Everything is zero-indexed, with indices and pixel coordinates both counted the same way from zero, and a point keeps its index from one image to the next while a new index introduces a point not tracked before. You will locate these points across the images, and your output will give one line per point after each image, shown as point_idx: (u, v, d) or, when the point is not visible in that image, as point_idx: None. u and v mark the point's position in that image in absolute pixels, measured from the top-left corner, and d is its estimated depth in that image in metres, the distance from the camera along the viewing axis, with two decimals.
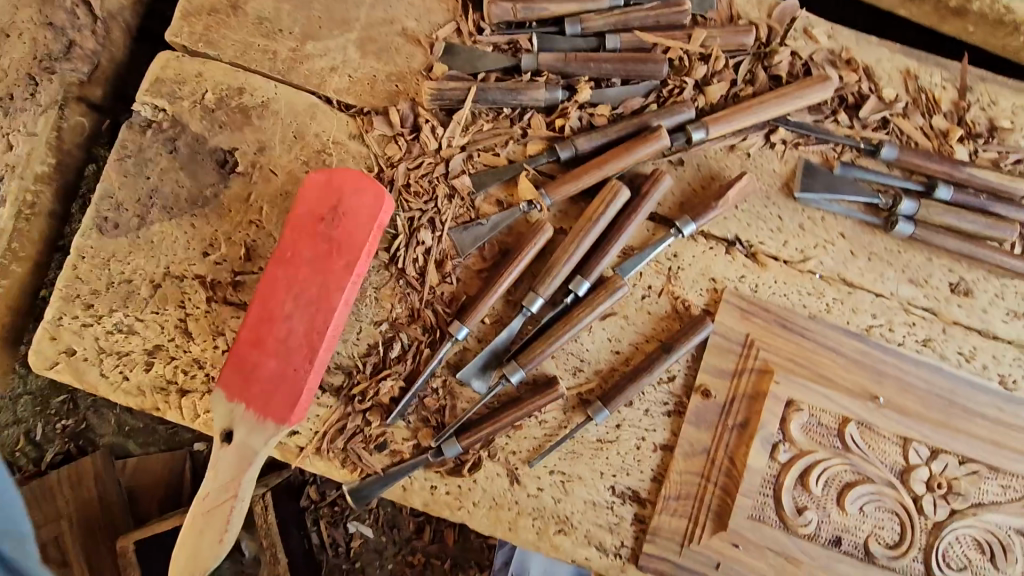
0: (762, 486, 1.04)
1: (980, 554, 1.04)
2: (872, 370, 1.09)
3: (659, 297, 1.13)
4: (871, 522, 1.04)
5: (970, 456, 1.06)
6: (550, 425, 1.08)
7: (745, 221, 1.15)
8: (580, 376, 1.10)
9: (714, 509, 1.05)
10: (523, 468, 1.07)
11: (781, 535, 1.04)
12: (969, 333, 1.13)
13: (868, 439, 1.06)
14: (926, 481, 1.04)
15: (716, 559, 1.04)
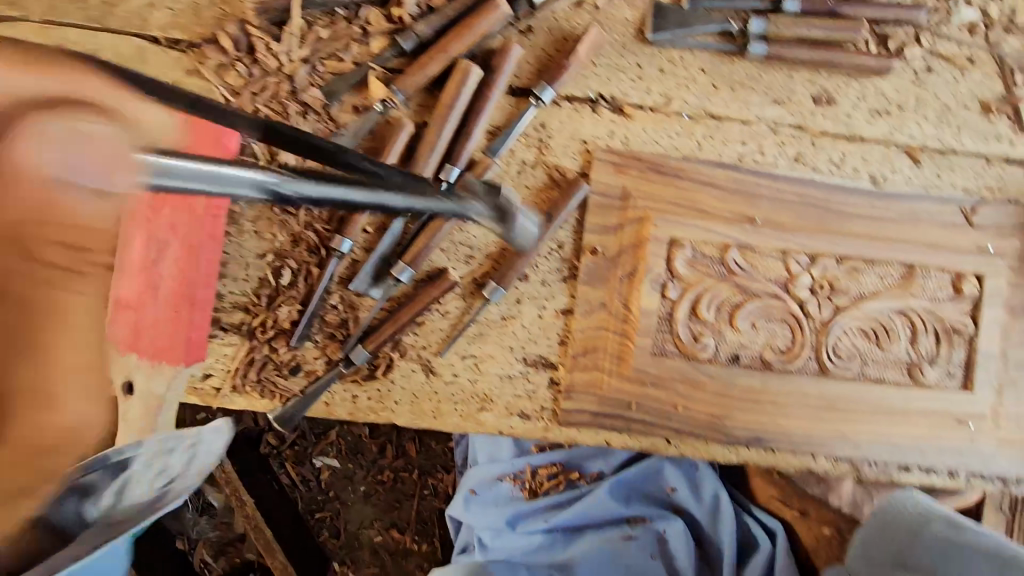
0: (659, 325, 1.10)
1: (867, 341, 1.12)
2: (748, 195, 1.12)
3: (534, 170, 1.13)
4: (764, 334, 1.11)
5: (846, 254, 1.12)
6: (453, 315, 1.12)
7: (605, 76, 1.13)
8: (472, 263, 1.12)
9: (619, 355, 1.11)
10: (436, 360, 1.12)
11: (684, 364, 1.11)
12: (837, 141, 1.15)
13: (750, 260, 1.11)
14: (809, 287, 1.11)
15: (630, 400, 1.12)
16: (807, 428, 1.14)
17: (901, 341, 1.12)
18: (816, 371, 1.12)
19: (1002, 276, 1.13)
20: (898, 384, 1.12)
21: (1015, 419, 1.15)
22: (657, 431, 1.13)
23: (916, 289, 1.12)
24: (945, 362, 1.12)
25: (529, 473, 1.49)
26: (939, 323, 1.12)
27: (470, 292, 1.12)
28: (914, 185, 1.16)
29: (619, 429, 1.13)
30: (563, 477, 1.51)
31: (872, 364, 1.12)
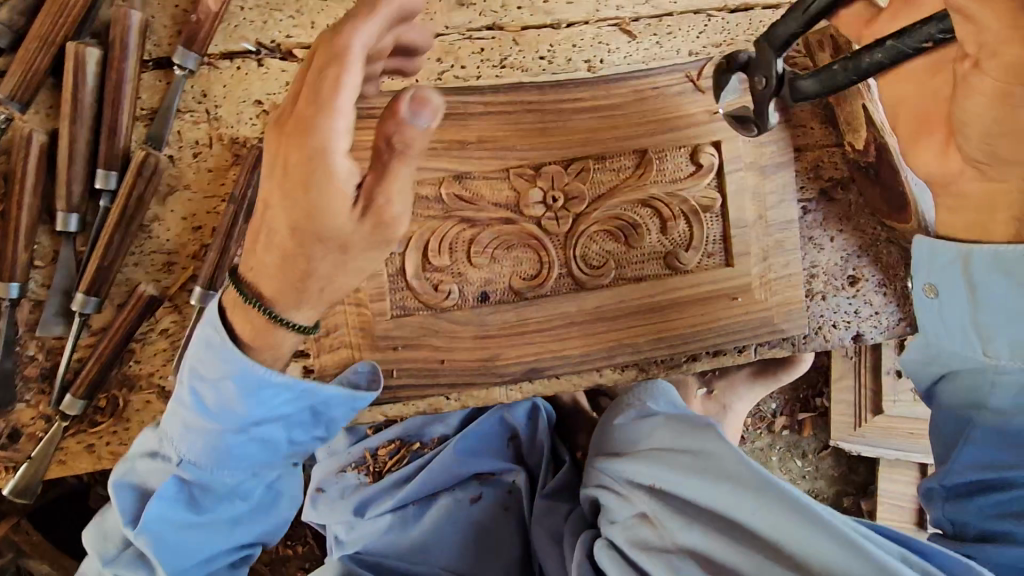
0: (393, 284, 1.01)
1: (615, 242, 1.05)
2: (455, 117, 1.01)
3: (211, 149, 0.99)
4: (508, 264, 1.03)
5: (573, 156, 1.02)
6: (171, 332, 1.02)
7: (258, 21, 0.97)
8: (174, 271, 1.00)
9: (360, 326, 1.02)
10: (169, 383, 1.02)
11: (433, 317, 1.03)
12: (541, 32, 1.03)
13: (472, 189, 1.01)
14: (542, 202, 1.03)
15: (389, 369, 1.04)
16: (579, 346, 1.08)
17: (650, 233, 1.05)
18: (573, 287, 1.05)
19: (739, 139, 1.06)
20: (658, 278, 1.06)
21: (785, 281, 1.11)
22: (431, 391, 1.07)
23: (654, 176, 1.04)
24: (700, 243, 1.06)
25: (369, 458, 1.34)
26: (685, 204, 1.05)
27: (183, 302, 1.01)
28: (634, 62, 1.05)
29: (389, 401, 1.06)
30: (405, 452, 1.35)
31: (626, 265, 1.05)
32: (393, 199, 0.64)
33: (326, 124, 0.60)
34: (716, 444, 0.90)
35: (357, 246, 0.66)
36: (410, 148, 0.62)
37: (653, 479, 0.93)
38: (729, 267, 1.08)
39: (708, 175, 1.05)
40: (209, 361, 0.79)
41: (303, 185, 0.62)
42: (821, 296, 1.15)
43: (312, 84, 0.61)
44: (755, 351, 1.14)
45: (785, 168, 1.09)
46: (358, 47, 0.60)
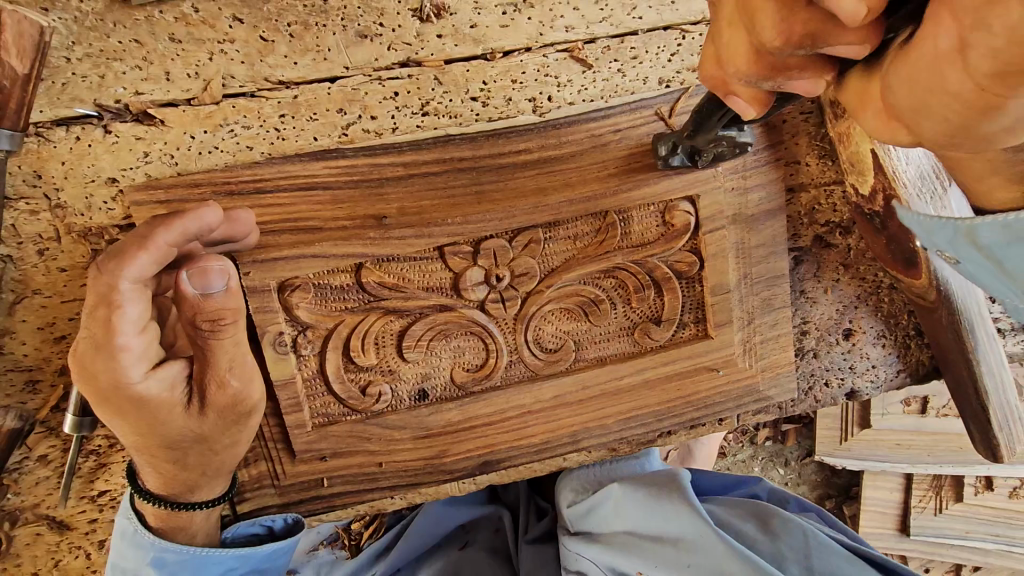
0: (310, 390, 0.85)
1: (575, 320, 0.89)
2: (369, 185, 0.80)
3: (61, 243, 0.79)
4: (447, 356, 0.87)
5: (518, 225, 0.84)
6: (51, 458, 0.86)
7: (93, 75, 0.75)
8: (40, 390, 0.83)
9: (278, 438, 0.87)
10: (60, 513, 0.88)
11: (362, 422, 0.87)
12: (470, 66, 0.81)
13: (396, 274, 0.83)
14: (484, 282, 0.85)
15: (319, 479, 0.90)
16: (538, 436, 0.94)
17: (615, 306, 0.89)
18: (527, 375, 0.90)
19: (719, 190, 0.87)
20: (624, 357, 0.91)
21: (772, 343, 0.97)
22: (370, 496, 0.93)
23: (618, 241, 0.86)
24: (673, 314, 0.90)
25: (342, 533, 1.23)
26: (655, 271, 0.88)
27: (59, 423, 0.85)
28: (589, 97, 0.84)
29: (324, 510, 0.93)
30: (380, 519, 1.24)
31: (587, 345, 0.90)
32: (227, 376, 0.75)
33: (114, 364, 0.69)
34: (683, 524, 0.95)
35: (214, 432, 0.77)
36: (221, 313, 0.71)
37: (636, 568, 0.96)
38: (708, 337, 0.93)
39: (683, 237, 0.87)
40: (129, 554, 0.81)
41: (121, 414, 0.72)
42: (812, 354, 1.01)
43: (99, 334, 0.68)
44: (738, 418, 1.01)
45: (774, 216, 0.91)
46: (129, 283, 0.68)
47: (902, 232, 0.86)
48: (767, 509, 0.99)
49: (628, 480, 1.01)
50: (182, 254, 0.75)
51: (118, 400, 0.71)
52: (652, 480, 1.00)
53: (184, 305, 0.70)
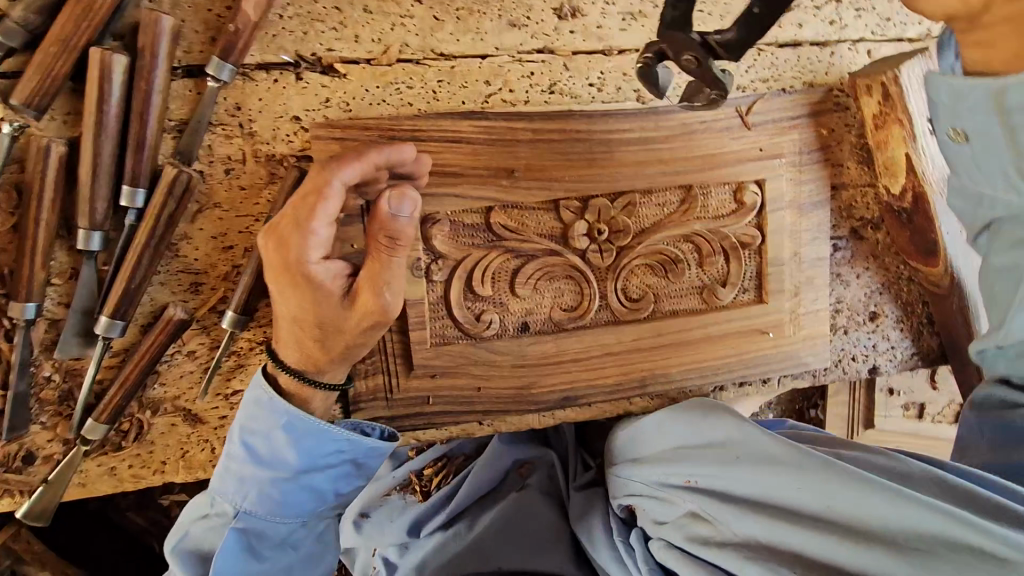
0: (433, 314, 0.99)
1: (656, 275, 1.05)
2: (504, 143, 0.98)
3: (244, 166, 0.94)
4: (549, 294, 1.02)
5: (620, 189, 1.01)
6: (199, 355, 0.97)
7: (299, 31, 0.91)
8: (201, 292, 0.95)
9: (398, 354, 1.00)
10: (197, 406, 0.99)
11: (472, 347, 1.01)
12: (592, 58, 1.01)
13: (518, 220, 0.99)
14: (587, 234, 1.01)
15: (426, 396, 1.03)
16: (613, 377, 1.08)
17: (690, 267, 1.06)
18: (612, 320, 1.05)
19: (780, 178, 1.06)
20: (694, 311, 1.08)
21: (813, 315, 1.14)
22: (465, 418, 1.06)
23: (698, 212, 1.04)
24: (737, 279, 1.08)
25: (413, 478, 1.38)
26: (725, 241, 1.06)
27: (211, 324, 0.97)
28: (683, 95, 1.04)
29: (423, 426, 1.05)
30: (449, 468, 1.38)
31: (664, 298, 1.06)
32: (385, 290, 0.83)
33: (303, 243, 0.79)
34: (727, 432, 0.97)
35: (352, 329, 0.84)
36: (400, 234, 0.81)
37: (687, 476, 0.98)
38: (762, 302, 1.10)
39: (751, 214, 1.06)
40: (262, 416, 0.88)
41: (293, 285, 0.81)
42: (843, 330, 1.18)
43: (301, 212, 0.79)
44: (778, 381, 1.17)
45: (821, 206, 1.11)
46: (340, 184, 0.79)
47: (925, 226, 1.06)
48: (814, 433, 1.00)
49: (671, 407, 1.07)
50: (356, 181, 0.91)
51: (292, 275, 0.81)
52: (682, 406, 1.07)
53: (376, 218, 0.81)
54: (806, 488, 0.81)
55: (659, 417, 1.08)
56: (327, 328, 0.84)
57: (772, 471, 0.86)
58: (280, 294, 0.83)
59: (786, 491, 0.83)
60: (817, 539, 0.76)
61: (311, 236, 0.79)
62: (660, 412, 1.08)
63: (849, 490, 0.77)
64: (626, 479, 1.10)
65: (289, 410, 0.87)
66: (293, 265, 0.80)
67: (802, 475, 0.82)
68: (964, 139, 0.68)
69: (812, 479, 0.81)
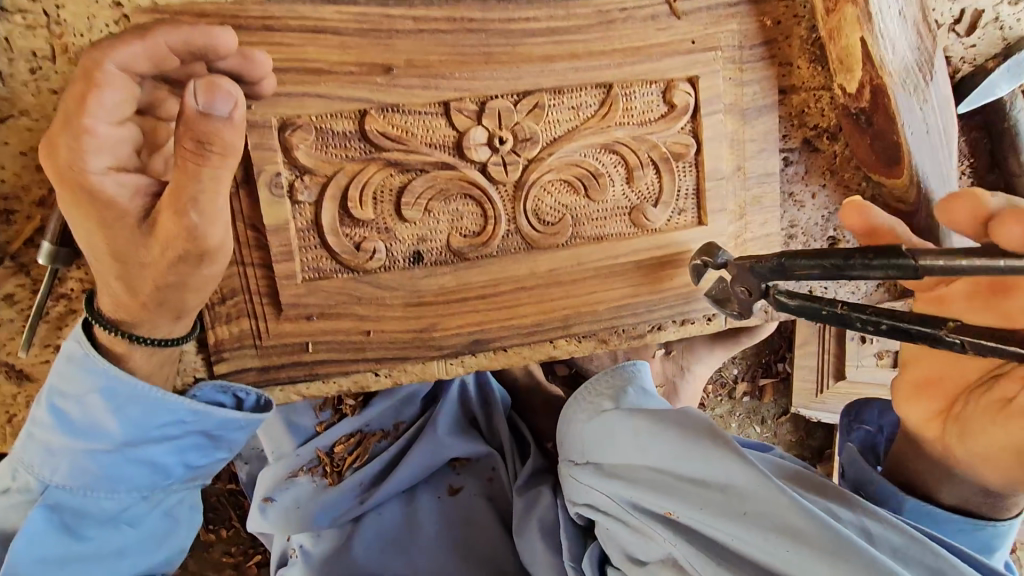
0: (302, 242, 0.83)
1: (573, 194, 0.89)
2: (377, 33, 0.79)
3: (55, 65, 0.76)
4: (444, 217, 0.86)
5: (525, 88, 0.84)
6: (18, 300, 0.81)
7: None
8: (15, 221, 0.79)
9: (265, 292, 0.84)
10: (22, 361, 0.82)
11: (354, 282, 0.85)
12: None
13: (400, 126, 0.82)
14: (486, 144, 0.85)
15: (304, 342, 0.87)
16: (529, 316, 0.93)
17: (614, 184, 0.90)
18: (524, 247, 0.90)
19: (716, 75, 0.90)
20: (620, 236, 0.92)
21: (761, 242, 0.99)
22: (355, 368, 0.90)
23: (620, 116, 0.88)
24: (670, 197, 0.92)
25: (323, 457, 1.21)
26: (654, 151, 0.90)
27: (32, 261, 0.80)
28: None
29: (305, 378, 0.89)
30: (365, 445, 1.23)
31: (585, 221, 0.91)
32: (190, 209, 0.65)
33: (76, 144, 0.65)
34: (713, 467, 0.81)
35: (165, 261, 0.69)
36: (213, 137, 0.62)
37: (667, 509, 0.82)
38: (701, 225, 0.95)
39: (683, 118, 0.90)
40: (73, 378, 0.76)
41: (75, 201, 0.67)
42: None
43: (71, 108, 0.65)
44: (725, 319, 1.03)
45: (767, 112, 0.95)
46: (115, 67, 0.64)
47: (886, 128, 0.90)
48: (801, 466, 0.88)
49: (651, 416, 0.88)
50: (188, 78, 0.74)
51: (72, 186, 0.66)
52: (665, 414, 0.88)
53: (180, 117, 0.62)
54: (810, 565, 0.72)
55: (633, 424, 0.89)
56: (127, 256, 0.69)
57: (777, 539, 0.74)
58: (69, 212, 0.69)
59: (790, 566, 0.73)
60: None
61: (87, 138, 0.65)
62: (637, 418, 0.89)
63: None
64: (585, 485, 0.93)
65: (107, 372, 0.76)
66: (71, 175, 0.66)
67: (803, 554, 0.73)
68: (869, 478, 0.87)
69: (840, 572, 0.71)
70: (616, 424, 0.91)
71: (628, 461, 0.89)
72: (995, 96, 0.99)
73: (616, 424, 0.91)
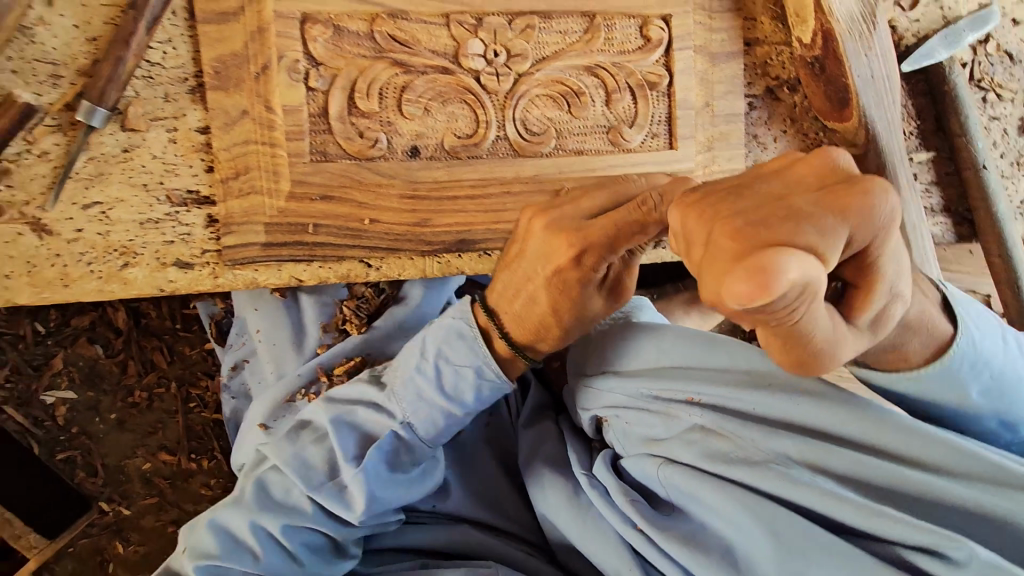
0: (313, 126, 0.92)
1: (559, 109, 1.00)
2: None
3: None
4: (441, 119, 0.96)
5: (518, 9, 0.96)
6: (52, 157, 0.89)
7: None
8: (60, 86, 0.88)
9: (277, 171, 0.93)
10: (47, 215, 0.90)
11: (357, 168, 0.94)
12: None
13: (407, 32, 0.93)
14: (482, 55, 0.96)
15: (305, 223, 0.95)
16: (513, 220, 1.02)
17: (594, 103, 1.01)
18: (511, 153, 0.99)
19: (688, 17, 1.03)
20: (601, 152, 1.02)
21: (727, 175, 1.10)
22: (351, 253, 0.98)
23: (602, 43, 1.00)
24: (644, 121, 1.03)
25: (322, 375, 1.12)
26: (631, 77, 1.01)
27: (69, 123, 0.89)
28: None
29: (304, 259, 0.97)
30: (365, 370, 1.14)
31: (568, 134, 1.01)
32: None
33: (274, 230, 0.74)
34: (737, 355, 0.80)
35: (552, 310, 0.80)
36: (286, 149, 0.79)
37: (687, 389, 0.80)
38: (672, 149, 1.05)
39: (657, 51, 1.02)
40: (462, 351, 0.84)
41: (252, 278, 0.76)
42: None
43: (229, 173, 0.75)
44: None
45: (732, 58, 1.08)
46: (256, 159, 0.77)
47: (836, 71, 1.03)
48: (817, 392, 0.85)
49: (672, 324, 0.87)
50: None
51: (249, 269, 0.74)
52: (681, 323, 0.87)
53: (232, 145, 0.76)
54: (842, 415, 0.72)
55: (653, 332, 0.87)
56: None
57: (803, 399, 0.74)
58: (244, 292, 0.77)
59: (816, 417, 0.73)
60: (866, 469, 0.70)
61: None
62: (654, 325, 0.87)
63: (895, 430, 0.71)
64: (599, 390, 0.89)
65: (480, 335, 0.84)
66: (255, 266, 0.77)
67: (830, 408, 0.73)
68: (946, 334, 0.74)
69: (871, 418, 0.72)
70: (632, 329, 0.89)
71: (642, 360, 0.86)
72: (934, 60, 1.13)
73: (636, 329, 0.89)
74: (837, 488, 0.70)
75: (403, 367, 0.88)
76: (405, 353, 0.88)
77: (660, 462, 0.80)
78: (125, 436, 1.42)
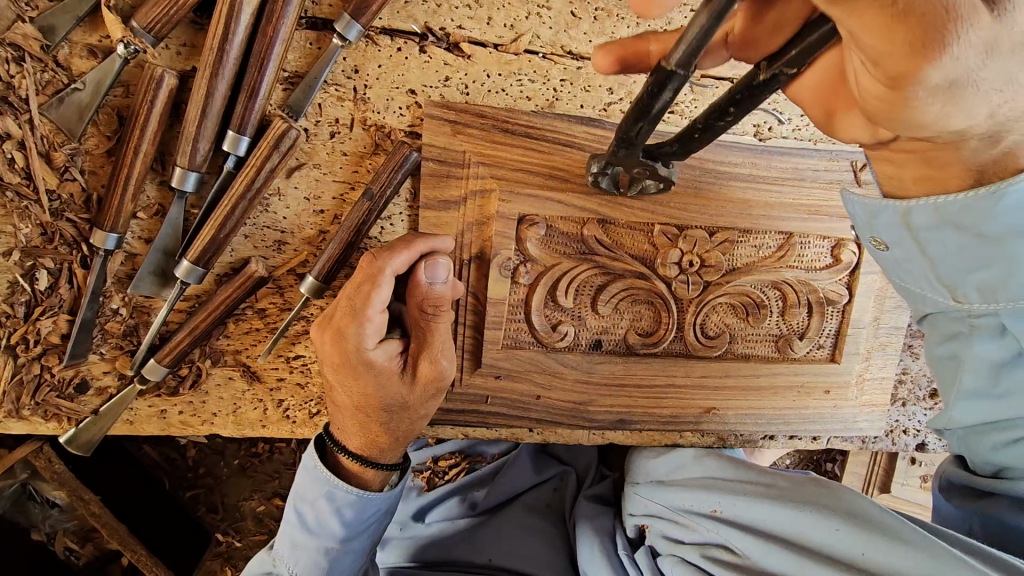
0: (511, 314, 0.97)
1: (736, 317, 1.03)
2: None
3: (351, 131, 0.90)
4: (626, 317, 1.01)
5: (721, 225, 0.98)
6: (268, 314, 0.95)
7: (432, 2, 0.86)
8: (284, 252, 0.93)
9: (469, 349, 0.98)
10: (256, 364, 0.97)
11: (540, 354, 0.99)
12: (719, 85, 0.96)
13: (613, 236, 0.96)
14: (678, 263, 0.98)
15: (485, 395, 1.01)
16: (669, 409, 1.07)
17: (772, 314, 1.04)
18: (683, 352, 1.04)
19: None
20: (767, 358, 1.06)
21: (877, 383, 1.12)
22: (519, 423, 1.04)
23: (793, 260, 1.02)
24: (814, 335, 1.06)
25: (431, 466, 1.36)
26: (813, 294, 1.04)
27: (286, 285, 0.94)
28: (800, 139, 1.00)
29: (476, 424, 1.03)
30: (464, 464, 1.37)
31: (739, 339, 1.05)
32: (440, 355, 0.88)
33: (360, 331, 0.82)
34: (758, 475, 1.00)
35: (416, 403, 0.89)
36: (442, 300, 0.85)
37: (713, 505, 1.00)
38: (832, 361, 1.09)
39: (843, 272, 1.04)
40: (310, 486, 0.92)
41: (355, 374, 0.85)
42: (901, 402, 1.18)
43: (356, 301, 0.82)
44: (827, 440, 1.17)
45: None
46: (391, 270, 0.83)
47: None
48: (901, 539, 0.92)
49: (718, 456, 1.09)
50: (462, 170, 0.91)
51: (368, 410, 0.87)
52: (733, 459, 1.07)
53: (411, 289, 0.86)
54: (839, 535, 0.82)
55: (701, 462, 1.09)
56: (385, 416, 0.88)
57: (806, 510, 0.87)
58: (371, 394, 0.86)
59: (813, 532, 0.85)
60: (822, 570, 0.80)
61: (379, 389, 0.86)
62: (707, 455, 1.10)
63: (878, 539, 0.78)
64: (645, 498, 1.13)
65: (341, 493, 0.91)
66: (386, 386, 0.86)
67: (819, 516, 0.86)
68: (885, 246, 0.72)
69: (868, 532, 0.80)
70: (686, 459, 1.12)
71: (687, 476, 1.09)
72: None
73: (679, 454, 1.12)
74: (788, 564, 0.83)
75: (283, 535, 0.96)
76: (305, 485, 0.93)
77: (673, 560, 1.00)
78: (245, 480, 1.53)
